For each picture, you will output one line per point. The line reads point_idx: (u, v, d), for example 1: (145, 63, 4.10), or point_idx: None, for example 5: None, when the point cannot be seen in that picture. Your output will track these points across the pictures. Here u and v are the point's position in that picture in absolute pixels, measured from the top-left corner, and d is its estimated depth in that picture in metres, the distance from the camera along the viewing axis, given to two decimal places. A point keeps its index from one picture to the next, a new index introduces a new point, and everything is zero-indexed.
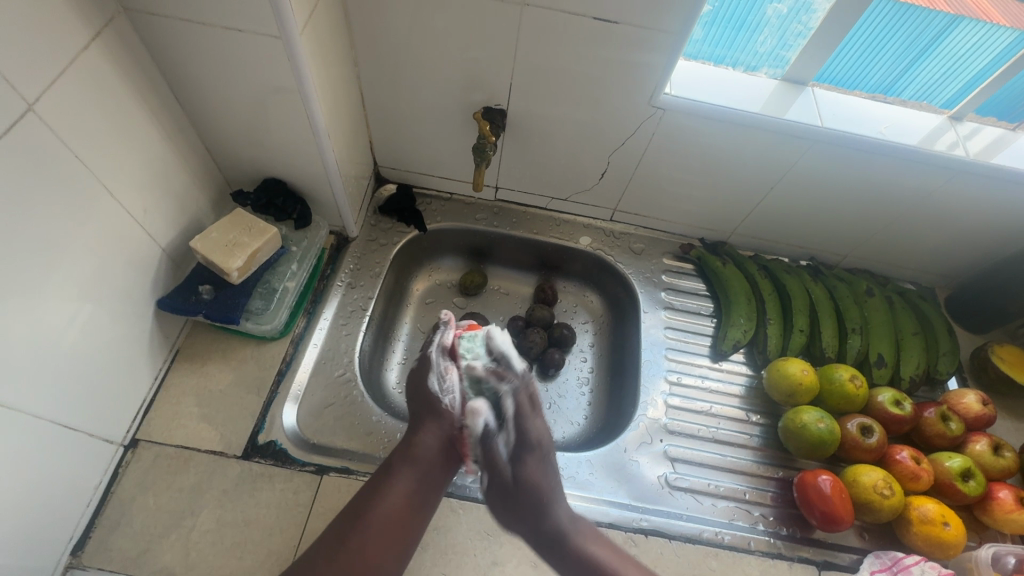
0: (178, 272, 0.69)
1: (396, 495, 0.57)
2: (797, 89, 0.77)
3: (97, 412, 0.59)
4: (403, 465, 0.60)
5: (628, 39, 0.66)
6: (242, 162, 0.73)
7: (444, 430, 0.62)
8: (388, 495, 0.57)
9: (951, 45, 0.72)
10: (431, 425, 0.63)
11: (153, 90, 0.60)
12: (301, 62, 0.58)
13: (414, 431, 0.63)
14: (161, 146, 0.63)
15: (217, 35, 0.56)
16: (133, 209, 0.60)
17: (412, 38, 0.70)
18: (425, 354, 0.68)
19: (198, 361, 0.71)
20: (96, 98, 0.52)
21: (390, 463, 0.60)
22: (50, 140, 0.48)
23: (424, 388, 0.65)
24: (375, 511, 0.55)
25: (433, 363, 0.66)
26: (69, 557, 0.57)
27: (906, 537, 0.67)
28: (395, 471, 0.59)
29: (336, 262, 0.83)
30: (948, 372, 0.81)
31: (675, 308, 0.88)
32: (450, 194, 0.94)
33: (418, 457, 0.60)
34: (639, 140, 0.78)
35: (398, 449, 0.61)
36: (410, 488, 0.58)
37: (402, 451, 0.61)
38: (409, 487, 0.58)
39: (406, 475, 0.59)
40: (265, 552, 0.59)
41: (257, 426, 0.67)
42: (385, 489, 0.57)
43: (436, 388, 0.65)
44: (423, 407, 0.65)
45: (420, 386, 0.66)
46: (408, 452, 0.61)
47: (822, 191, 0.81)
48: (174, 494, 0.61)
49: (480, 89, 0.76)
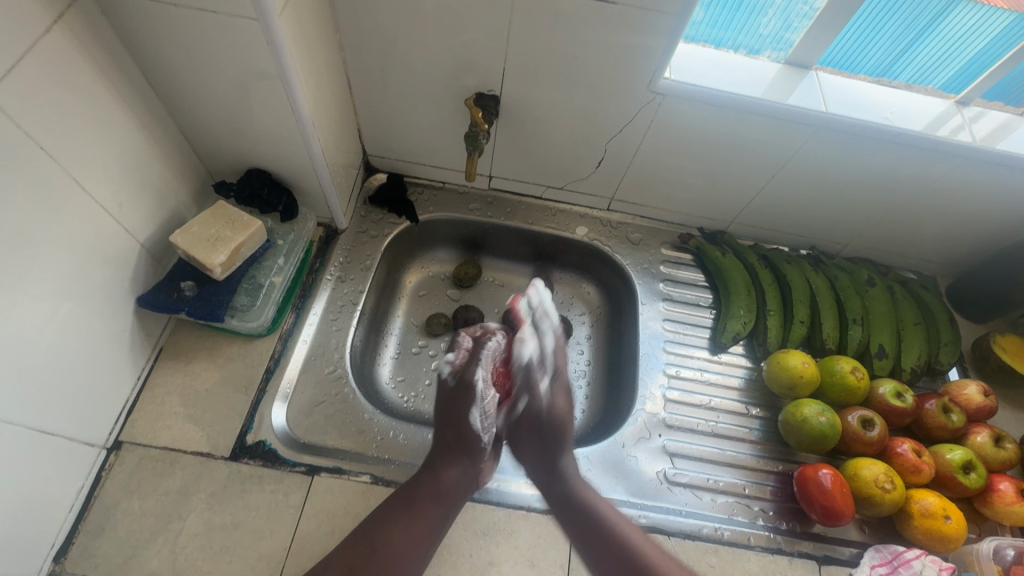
0: (159, 267, 0.66)
1: (415, 530, 0.54)
2: (801, 73, 0.74)
3: (76, 415, 0.57)
4: (425, 499, 0.57)
5: (626, 20, 0.63)
6: (224, 152, 0.70)
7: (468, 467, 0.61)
8: (406, 528, 0.54)
9: (950, 26, 0.70)
10: (459, 463, 0.61)
11: (125, 77, 0.57)
12: (281, 46, 0.55)
13: (441, 462, 0.61)
14: (135, 136, 0.60)
15: (191, 17, 0.53)
16: (107, 203, 0.57)
17: (399, 21, 0.67)
18: (467, 380, 0.65)
19: (183, 359, 0.68)
20: (62, 85, 0.49)
21: (412, 492, 0.57)
22: (12, 131, 0.45)
23: (464, 422, 0.63)
24: (390, 541, 0.52)
25: (477, 394, 0.64)
26: (52, 563, 0.55)
27: (906, 531, 0.66)
28: (416, 503, 0.56)
29: (325, 255, 0.81)
30: (949, 363, 0.80)
31: (673, 300, 0.86)
32: (442, 183, 0.91)
33: (443, 490, 0.58)
34: (636, 127, 0.76)
35: (423, 479, 0.59)
36: (433, 520, 0.56)
37: (425, 484, 0.58)
38: (434, 524, 0.56)
39: (427, 509, 0.56)
40: (255, 557, 0.57)
41: (245, 427, 0.65)
42: (404, 521, 0.54)
43: (476, 419, 0.63)
44: (455, 436, 0.62)
45: (453, 413, 0.64)
46: (433, 485, 0.58)
47: (825, 179, 0.79)
48: (160, 498, 0.59)
49: (472, 74, 0.73)
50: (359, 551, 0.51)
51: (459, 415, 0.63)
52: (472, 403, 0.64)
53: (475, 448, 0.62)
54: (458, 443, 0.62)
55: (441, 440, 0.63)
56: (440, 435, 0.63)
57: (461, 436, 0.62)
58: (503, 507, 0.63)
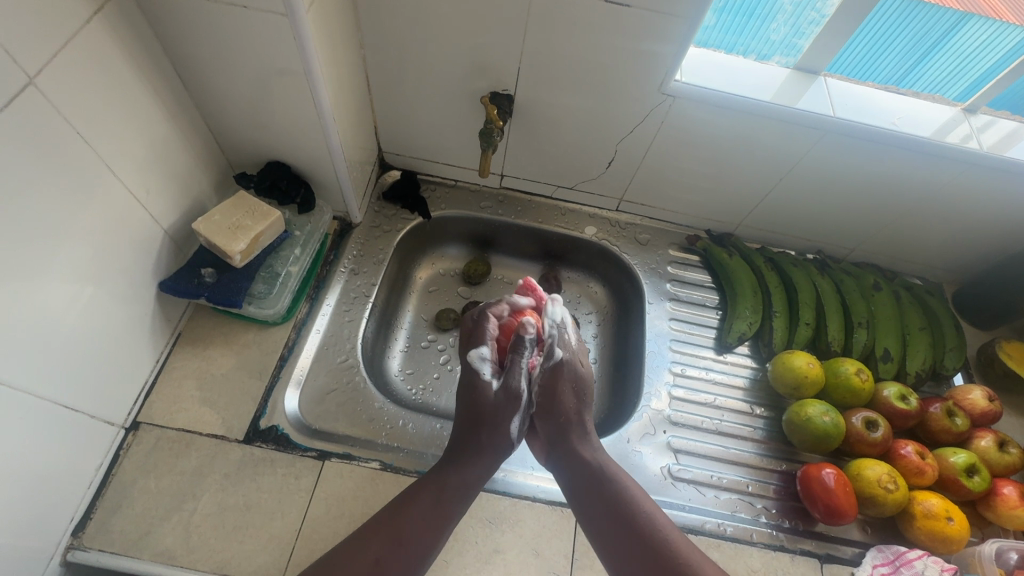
0: (180, 255, 0.68)
1: (443, 504, 0.56)
2: (810, 78, 0.76)
3: (98, 394, 0.59)
4: (454, 473, 0.59)
5: (640, 23, 0.64)
6: (246, 144, 0.72)
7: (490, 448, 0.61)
8: (424, 507, 0.55)
9: (961, 40, 0.71)
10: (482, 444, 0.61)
11: (155, 69, 0.59)
12: (306, 41, 0.57)
13: (467, 438, 0.61)
14: (163, 125, 0.62)
15: (221, 12, 0.55)
16: (135, 188, 0.59)
17: (419, 21, 0.69)
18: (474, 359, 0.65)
19: (200, 344, 0.70)
20: (98, 75, 0.51)
21: (441, 469, 0.59)
22: (50, 115, 0.47)
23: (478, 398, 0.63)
24: (420, 516, 0.54)
25: (484, 365, 0.64)
26: (70, 538, 0.56)
27: (909, 531, 0.66)
28: (445, 480, 0.58)
29: (339, 248, 0.82)
30: (954, 368, 0.80)
31: (680, 300, 0.87)
32: (455, 181, 0.93)
33: (470, 469, 0.59)
34: (648, 128, 0.77)
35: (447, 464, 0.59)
36: (460, 493, 0.57)
37: (453, 464, 0.59)
38: (463, 497, 0.57)
39: (455, 484, 0.58)
40: (266, 537, 0.59)
41: (258, 411, 0.66)
42: (432, 495, 0.56)
43: (491, 389, 0.63)
44: (479, 413, 0.62)
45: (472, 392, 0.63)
46: (456, 469, 0.59)
47: (833, 183, 0.80)
48: (175, 478, 0.61)
49: (487, 74, 0.74)
50: (389, 525, 0.54)
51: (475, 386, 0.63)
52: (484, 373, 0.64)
53: (498, 427, 0.62)
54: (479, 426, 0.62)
55: (465, 415, 0.63)
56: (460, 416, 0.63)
57: (485, 417, 0.62)
58: (510, 497, 0.64)
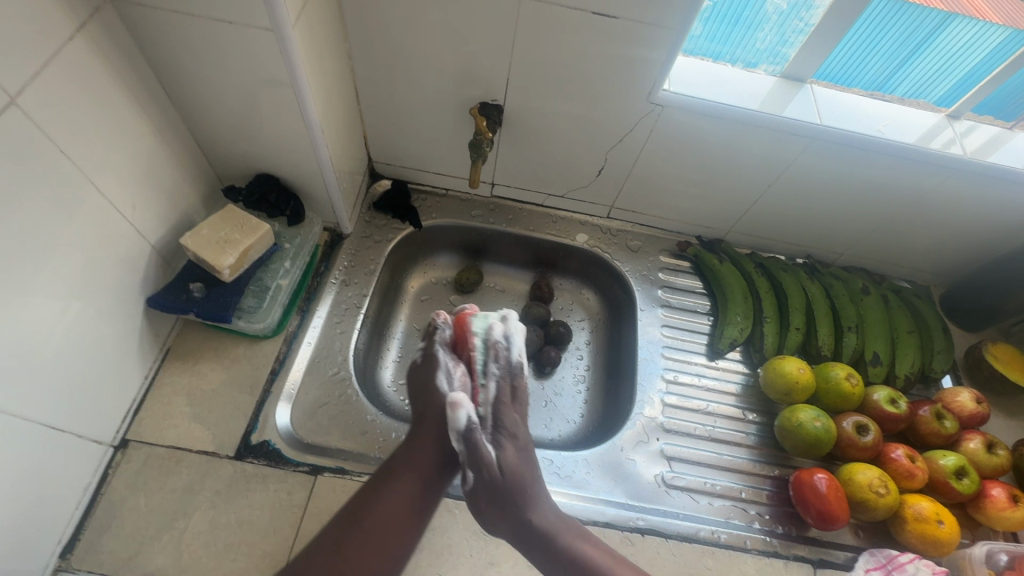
0: (169, 269, 0.67)
1: (397, 501, 0.56)
2: (797, 86, 0.76)
3: (85, 413, 0.58)
4: (404, 468, 0.59)
5: (628, 33, 0.65)
6: (234, 156, 0.72)
7: (446, 440, 0.62)
8: (386, 498, 0.56)
9: (945, 41, 0.72)
10: (434, 433, 0.61)
11: (141, 83, 0.59)
12: (293, 53, 0.57)
13: (415, 435, 0.62)
14: (149, 140, 0.61)
15: (207, 26, 0.54)
16: (121, 204, 0.58)
17: (407, 31, 0.69)
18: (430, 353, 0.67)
19: (190, 359, 0.70)
20: (82, 91, 0.51)
21: (390, 467, 0.59)
22: (32, 133, 0.47)
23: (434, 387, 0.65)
24: (371, 513, 0.55)
25: (440, 361, 0.66)
26: (58, 559, 0.56)
27: (900, 535, 0.67)
28: (397, 476, 0.58)
29: (330, 259, 0.82)
30: (943, 370, 0.81)
31: (671, 306, 0.88)
32: (446, 190, 0.93)
33: (419, 461, 0.59)
34: (637, 136, 0.78)
35: (398, 453, 0.60)
36: (412, 490, 0.57)
37: (403, 462, 0.59)
38: (411, 489, 0.57)
39: (407, 478, 0.58)
40: (259, 554, 0.58)
41: (250, 426, 0.66)
42: (385, 490, 0.57)
43: (442, 381, 0.65)
44: (426, 406, 0.64)
45: (424, 383, 0.66)
46: (407, 456, 0.60)
47: (821, 188, 0.80)
48: (165, 497, 0.60)
49: (476, 84, 0.75)
50: (346, 525, 0.54)
51: (429, 385, 0.65)
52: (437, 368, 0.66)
53: (446, 416, 0.63)
54: (431, 415, 0.63)
55: (417, 424, 0.63)
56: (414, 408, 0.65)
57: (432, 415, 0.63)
58: None
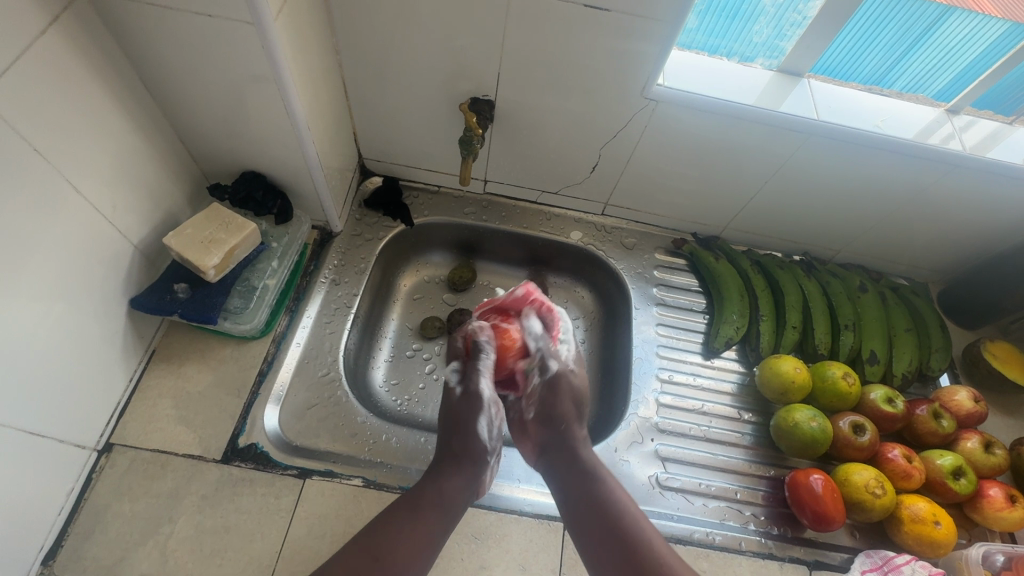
0: (153, 270, 0.66)
1: (418, 536, 0.52)
2: (793, 81, 0.75)
3: (67, 418, 0.57)
4: (428, 507, 0.54)
5: (621, 26, 0.63)
6: (219, 153, 0.70)
7: (477, 472, 0.59)
8: (408, 535, 0.51)
9: (945, 34, 0.70)
10: (467, 469, 0.59)
11: (120, 78, 0.57)
12: (275, 48, 0.55)
13: (444, 468, 0.59)
14: (130, 137, 0.60)
15: (186, 20, 0.53)
16: (101, 204, 0.57)
17: (395, 26, 0.67)
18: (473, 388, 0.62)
19: (176, 361, 0.68)
20: (57, 88, 0.49)
21: (416, 499, 0.55)
22: (4, 131, 0.45)
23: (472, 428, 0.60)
24: (393, 548, 0.50)
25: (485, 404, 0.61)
26: (40, 566, 0.55)
27: (897, 536, 0.66)
28: (419, 513, 0.53)
29: (320, 258, 0.81)
30: (940, 369, 0.80)
31: (666, 305, 0.86)
32: (437, 188, 0.92)
33: (446, 496, 0.56)
34: (631, 132, 0.76)
35: (426, 483, 0.57)
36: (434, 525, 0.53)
37: (429, 496, 0.55)
38: (435, 529, 0.53)
39: (430, 518, 0.54)
40: (246, 559, 0.57)
41: (237, 429, 0.65)
42: (405, 526, 0.52)
43: (483, 427, 0.60)
44: (461, 446, 0.60)
45: (459, 421, 0.61)
46: (439, 491, 0.56)
47: (818, 184, 0.79)
48: (150, 501, 0.59)
49: (466, 79, 0.73)
50: (361, 560, 0.48)
51: (467, 425, 0.61)
52: (479, 411, 0.61)
53: (478, 456, 0.60)
54: (464, 452, 0.60)
55: (446, 448, 0.61)
56: (443, 442, 0.61)
57: (464, 445, 0.60)
58: (495, 511, 0.63)
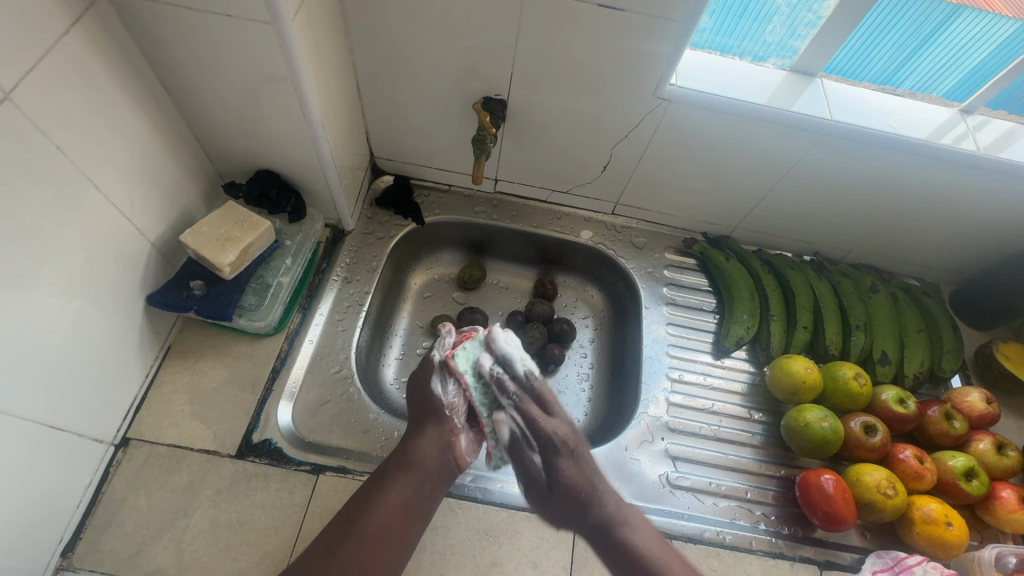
0: (168, 267, 0.67)
1: (392, 501, 0.55)
2: (806, 81, 0.75)
3: (86, 412, 0.58)
4: (399, 470, 0.58)
5: (635, 26, 0.63)
6: (234, 152, 0.71)
7: (443, 434, 0.61)
8: (382, 502, 0.55)
9: (955, 33, 0.70)
10: (431, 430, 0.61)
11: (138, 78, 0.58)
12: (292, 48, 0.55)
13: (412, 434, 0.61)
14: (147, 136, 0.61)
15: (205, 20, 0.53)
16: (120, 201, 0.58)
17: (409, 25, 0.68)
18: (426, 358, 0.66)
19: (191, 357, 0.69)
20: (78, 86, 0.50)
21: (386, 467, 0.58)
22: (27, 130, 0.46)
23: (426, 389, 0.63)
24: (369, 517, 0.54)
25: (434, 365, 0.64)
26: (59, 558, 0.55)
27: (909, 537, 0.66)
28: (390, 478, 0.57)
29: (332, 255, 0.81)
30: (952, 370, 0.80)
31: (677, 304, 0.87)
32: (448, 186, 0.92)
33: (414, 461, 0.58)
34: (643, 132, 0.76)
35: (395, 454, 0.60)
36: (408, 491, 0.56)
37: (396, 460, 0.59)
38: (408, 494, 0.56)
39: (401, 481, 0.57)
40: (261, 554, 0.58)
41: (251, 425, 0.65)
42: (381, 494, 0.56)
43: (437, 385, 0.63)
44: (421, 408, 0.63)
45: (418, 384, 0.65)
46: (404, 456, 0.59)
47: (831, 184, 0.79)
48: (166, 495, 0.60)
49: (479, 78, 0.73)
50: (341, 529, 0.53)
51: (422, 389, 0.64)
52: (431, 374, 0.64)
53: (440, 411, 0.62)
54: (424, 411, 0.63)
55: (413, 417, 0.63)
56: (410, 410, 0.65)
57: (423, 405, 0.63)
58: (507, 508, 0.64)
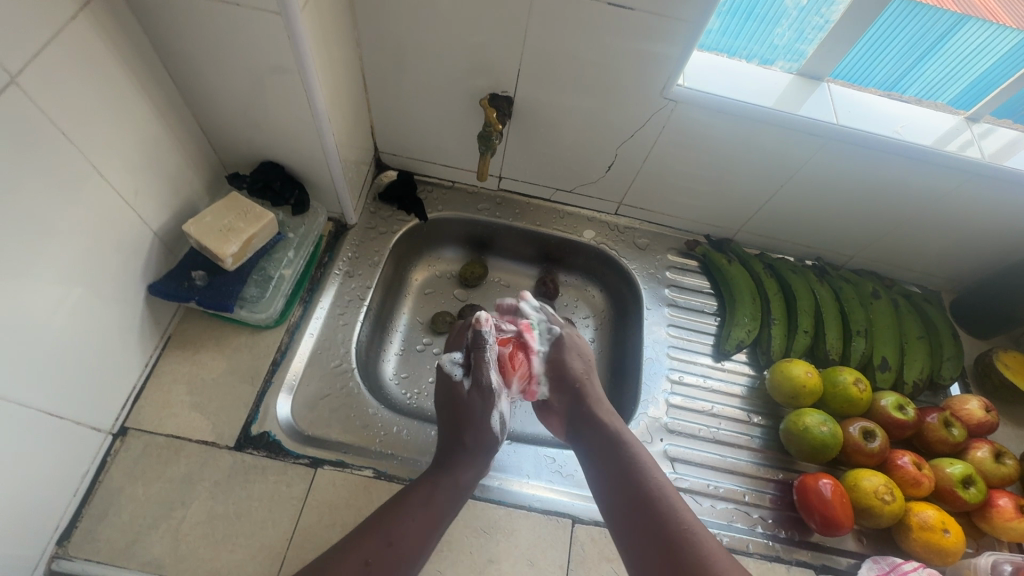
0: (170, 257, 0.66)
1: (427, 519, 0.54)
2: (813, 85, 0.75)
3: (83, 400, 0.57)
4: (442, 498, 0.56)
5: (645, 26, 0.63)
6: (238, 142, 0.71)
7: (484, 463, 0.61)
8: (417, 518, 0.53)
9: (958, 43, 0.70)
10: (478, 459, 0.61)
11: (145, 66, 0.58)
12: (301, 38, 0.55)
13: (459, 459, 0.60)
14: (152, 124, 0.60)
15: (212, 9, 0.53)
16: (123, 189, 0.57)
17: (417, 20, 0.67)
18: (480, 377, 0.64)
19: (191, 348, 0.69)
20: (84, 73, 0.50)
21: (431, 488, 0.56)
22: (33, 114, 0.45)
23: (485, 423, 0.63)
24: (401, 532, 0.52)
25: (494, 391, 0.64)
26: (55, 547, 0.55)
27: (905, 543, 0.66)
28: (431, 501, 0.55)
29: (334, 249, 0.81)
30: (951, 378, 0.80)
31: (678, 306, 0.86)
32: (451, 183, 0.92)
33: (459, 486, 0.58)
34: (649, 132, 0.76)
35: (439, 475, 0.58)
36: (445, 514, 0.55)
37: (444, 481, 0.57)
38: (443, 512, 0.55)
39: (441, 505, 0.55)
40: (258, 546, 0.58)
41: (250, 417, 0.65)
42: (414, 510, 0.54)
43: (494, 418, 0.63)
44: (475, 438, 0.62)
45: (468, 416, 0.63)
46: (451, 482, 0.57)
47: (835, 189, 0.79)
48: (163, 486, 0.60)
49: (486, 75, 0.73)
50: (374, 545, 0.50)
51: (479, 419, 0.63)
52: (490, 402, 0.64)
53: (488, 440, 0.62)
54: (474, 442, 0.61)
55: (459, 442, 0.61)
56: (453, 436, 0.62)
57: (477, 435, 0.62)
58: (504, 506, 0.64)
